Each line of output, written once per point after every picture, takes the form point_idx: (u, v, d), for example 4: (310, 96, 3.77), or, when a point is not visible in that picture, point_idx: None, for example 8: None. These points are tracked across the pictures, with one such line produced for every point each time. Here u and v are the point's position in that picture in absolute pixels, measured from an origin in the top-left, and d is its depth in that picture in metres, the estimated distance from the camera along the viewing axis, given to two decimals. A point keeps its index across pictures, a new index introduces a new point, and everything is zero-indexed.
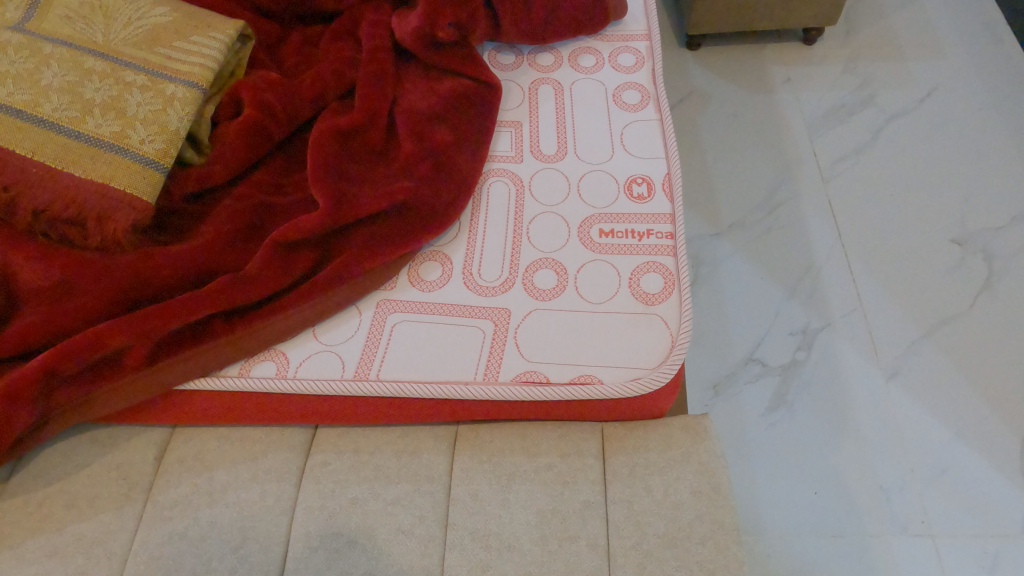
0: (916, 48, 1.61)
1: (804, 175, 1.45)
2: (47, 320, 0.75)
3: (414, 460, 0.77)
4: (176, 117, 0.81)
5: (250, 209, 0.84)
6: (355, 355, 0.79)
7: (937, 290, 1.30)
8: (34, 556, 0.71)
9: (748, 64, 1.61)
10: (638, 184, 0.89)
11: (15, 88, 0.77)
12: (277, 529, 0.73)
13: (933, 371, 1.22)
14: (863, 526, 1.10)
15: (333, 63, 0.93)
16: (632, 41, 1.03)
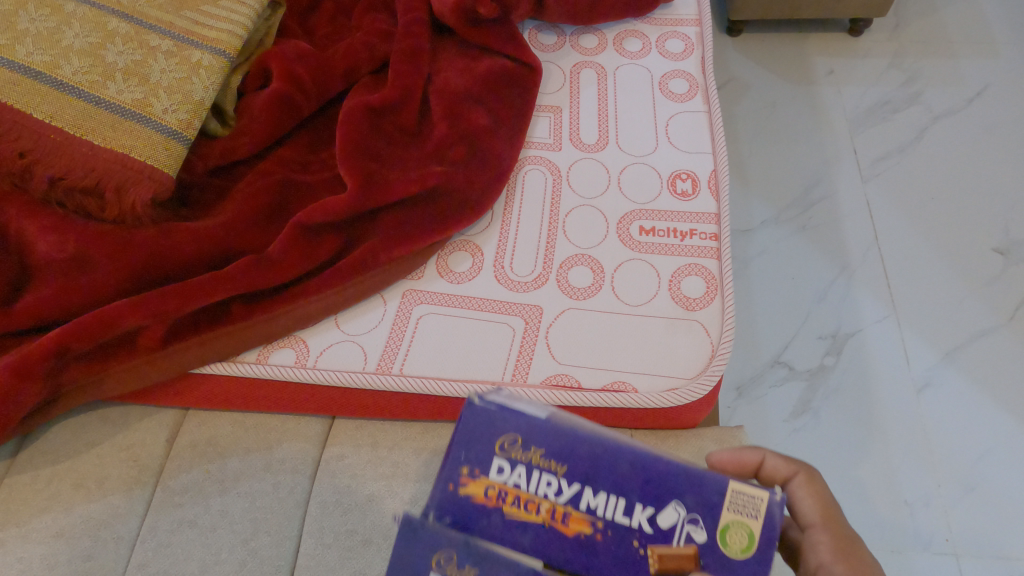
0: (967, 45, 1.53)
1: (842, 173, 1.39)
2: (62, 294, 0.72)
3: (435, 458, 0.74)
4: (200, 86, 0.77)
5: (274, 186, 0.80)
6: (377, 348, 0.76)
7: (976, 300, 1.24)
8: (40, 536, 0.69)
9: (790, 53, 1.55)
10: (681, 180, 0.84)
11: (33, 47, 0.73)
12: (289, 522, 0.70)
13: (969, 385, 1.17)
14: (885, 540, 1.06)
15: (366, 37, 0.89)
16: (681, 26, 0.98)
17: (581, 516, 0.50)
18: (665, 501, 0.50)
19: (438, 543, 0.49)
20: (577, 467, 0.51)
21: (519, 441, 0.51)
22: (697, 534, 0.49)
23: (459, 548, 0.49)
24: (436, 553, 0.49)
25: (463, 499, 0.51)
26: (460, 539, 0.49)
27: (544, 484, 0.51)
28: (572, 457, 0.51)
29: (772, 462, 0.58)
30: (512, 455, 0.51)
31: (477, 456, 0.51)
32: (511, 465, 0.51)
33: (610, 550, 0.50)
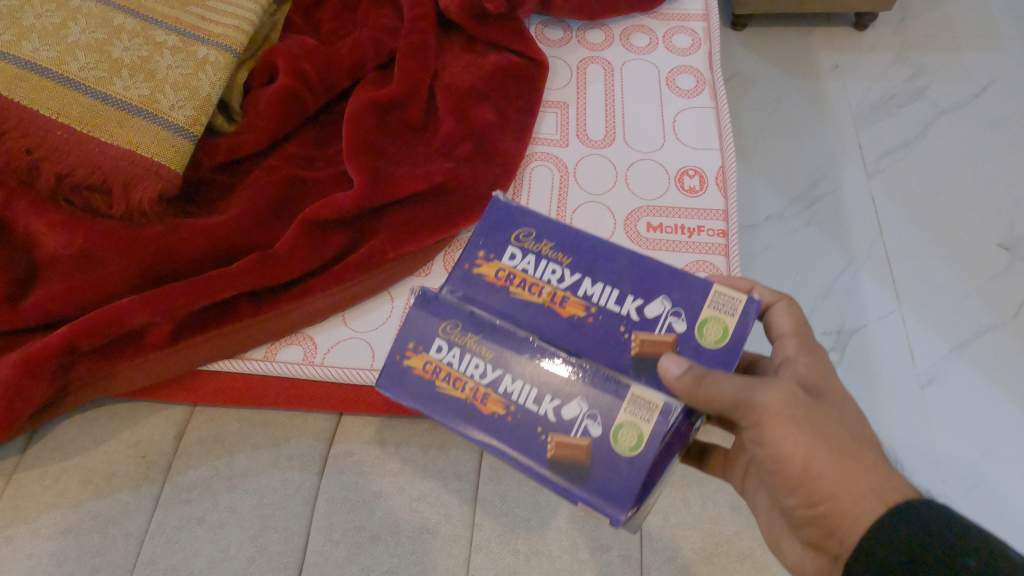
0: (973, 40, 1.52)
1: (847, 168, 1.38)
2: (71, 291, 0.72)
3: (442, 455, 0.74)
4: (207, 82, 0.77)
5: (281, 183, 0.80)
6: (386, 344, 0.75)
7: (980, 296, 1.24)
8: (48, 532, 0.69)
9: (794, 48, 1.54)
10: (689, 176, 0.84)
11: (40, 43, 0.73)
12: (297, 519, 0.70)
13: (972, 381, 1.17)
14: None
15: (373, 32, 0.88)
16: (688, 21, 0.97)
17: (580, 302, 0.52)
18: (654, 294, 0.52)
19: (446, 314, 0.52)
20: (582, 259, 0.54)
21: (533, 234, 0.55)
22: (682, 326, 0.51)
23: (462, 320, 0.52)
24: (443, 322, 0.52)
25: (477, 278, 0.54)
26: (467, 312, 0.52)
27: (550, 271, 0.53)
28: (580, 254, 0.54)
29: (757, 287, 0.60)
30: (525, 246, 0.55)
31: (494, 241, 0.55)
32: (523, 252, 0.54)
33: (598, 332, 0.51)
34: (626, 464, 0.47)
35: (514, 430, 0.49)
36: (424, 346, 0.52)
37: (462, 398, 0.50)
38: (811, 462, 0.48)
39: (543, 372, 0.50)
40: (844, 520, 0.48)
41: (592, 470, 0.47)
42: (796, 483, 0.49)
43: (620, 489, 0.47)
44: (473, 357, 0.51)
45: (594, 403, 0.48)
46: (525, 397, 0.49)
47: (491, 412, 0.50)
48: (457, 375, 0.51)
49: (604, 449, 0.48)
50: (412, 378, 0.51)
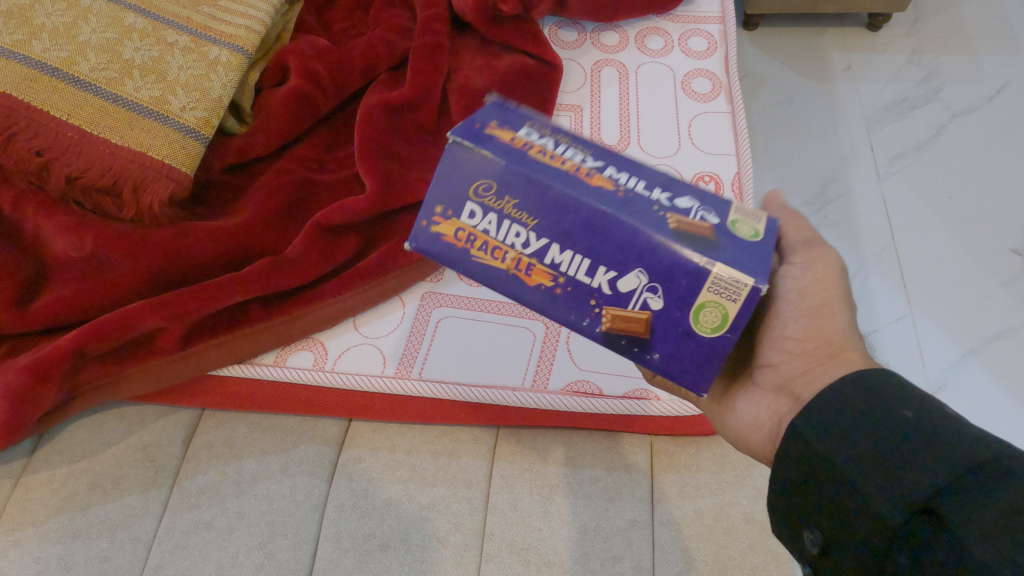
0: (986, 42, 1.50)
1: (858, 170, 1.36)
2: (81, 293, 0.72)
3: (452, 463, 0.73)
4: (218, 83, 0.76)
5: (293, 185, 0.80)
6: (397, 351, 0.76)
7: (991, 302, 1.20)
8: (57, 536, 0.69)
9: (805, 48, 1.52)
10: (705, 182, 0.82)
11: (51, 43, 0.72)
12: (306, 526, 0.69)
13: (984, 387, 1.13)
14: None
15: (385, 33, 0.88)
16: (704, 24, 0.96)
17: None
18: None
19: (530, 121, 0.49)
20: None
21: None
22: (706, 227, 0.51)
23: (542, 127, 0.48)
24: (528, 124, 0.48)
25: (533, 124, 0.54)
26: (548, 126, 0.48)
27: None
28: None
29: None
30: None
31: None
32: None
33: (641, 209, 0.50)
34: (754, 244, 0.42)
35: (629, 202, 0.42)
36: (512, 127, 0.46)
37: (565, 170, 0.44)
38: (828, 303, 0.51)
39: (645, 174, 0.45)
40: (828, 354, 0.49)
41: (720, 242, 0.42)
42: (808, 310, 0.50)
43: (756, 260, 0.41)
44: (570, 151, 0.46)
45: (704, 202, 0.44)
46: (635, 180, 0.44)
47: (598, 186, 0.43)
48: (555, 156, 0.45)
49: (725, 233, 0.42)
50: (496, 141, 0.45)
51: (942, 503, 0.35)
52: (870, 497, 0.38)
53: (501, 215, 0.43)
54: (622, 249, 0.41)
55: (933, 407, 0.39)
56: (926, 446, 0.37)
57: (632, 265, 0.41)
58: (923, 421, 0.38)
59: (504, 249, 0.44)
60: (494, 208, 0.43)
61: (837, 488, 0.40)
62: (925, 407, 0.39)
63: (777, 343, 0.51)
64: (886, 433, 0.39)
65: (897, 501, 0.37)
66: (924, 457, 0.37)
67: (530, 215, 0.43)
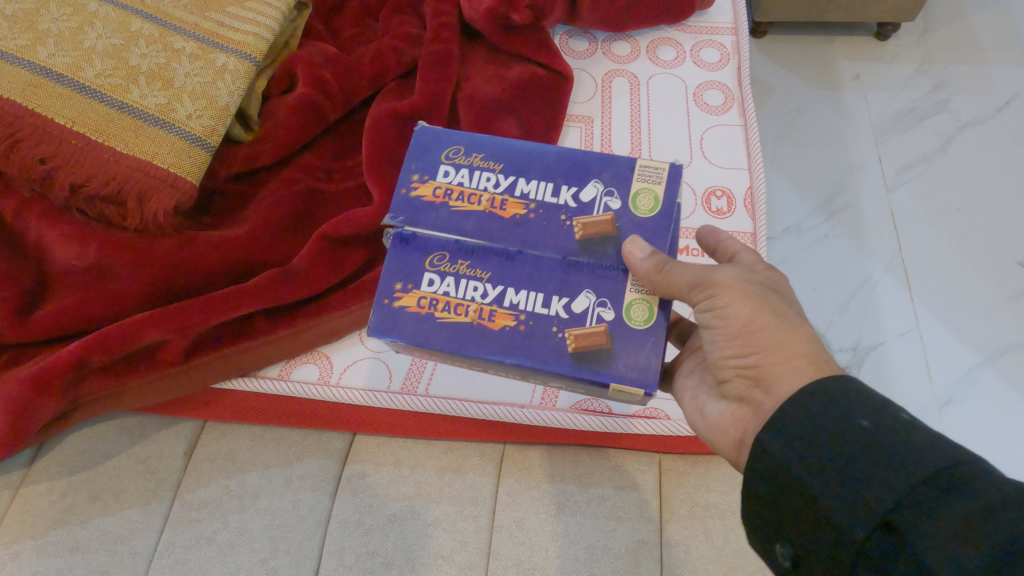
0: (996, 52, 1.44)
1: (866, 182, 1.30)
2: (84, 303, 0.71)
3: (458, 479, 0.72)
4: (225, 91, 0.75)
5: (300, 195, 0.79)
6: (403, 366, 0.75)
7: (998, 316, 1.14)
8: (55, 549, 0.67)
9: (812, 56, 1.46)
10: (716, 198, 0.82)
11: (56, 48, 0.71)
12: (309, 542, 0.68)
13: (994, 402, 1.07)
14: None
15: (394, 40, 0.87)
16: (716, 35, 0.96)
17: (518, 201, 0.56)
18: (585, 180, 0.56)
19: (431, 248, 0.55)
20: (512, 163, 0.58)
21: (461, 150, 0.59)
22: (616, 204, 0.55)
23: (454, 220, 0.56)
24: (429, 257, 0.55)
25: (414, 199, 0.57)
26: (451, 241, 0.55)
27: (485, 179, 0.57)
28: (512, 159, 0.58)
29: (647, 254, 0.51)
30: (456, 162, 0.58)
31: (425, 164, 0.58)
32: (456, 168, 0.58)
33: (540, 224, 0.55)
34: (641, 338, 0.52)
35: (531, 333, 0.52)
36: (414, 283, 0.54)
37: (467, 320, 0.53)
38: (753, 319, 0.48)
39: (543, 278, 0.53)
40: (768, 372, 0.47)
41: (614, 349, 0.51)
42: (732, 335, 0.49)
43: (641, 363, 0.51)
44: (469, 281, 0.54)
45: (600, 292, 0.53)
46: (529, 292, 0.53)
47: (501, 325, 0.52)
48: (456, 302, 0.53)
49: (620, 333, 0.52)
50: (405, 319, 0.53)
51: (903, 511, 0.37)
52: (836, 509, 0.40)
53: (440, 355, 0.56)
54: (538, 372, 0.53)
55: (890, 414, 0.41)
56: (886, 454, 0.39)
57: (544, 377, 0.54)
58: (884, 429, 0.40)
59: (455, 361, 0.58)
60: (432, 357, 0.56)
61: (804, 500, 0.41)
62: (882, 415, 0.41)
63: (722, 365, 0.51)
64: (846, 444, 0.41)
65: (859, 514, 0.39)
66: (888, 466, 0.39)
67: (458, 361, 0.55)
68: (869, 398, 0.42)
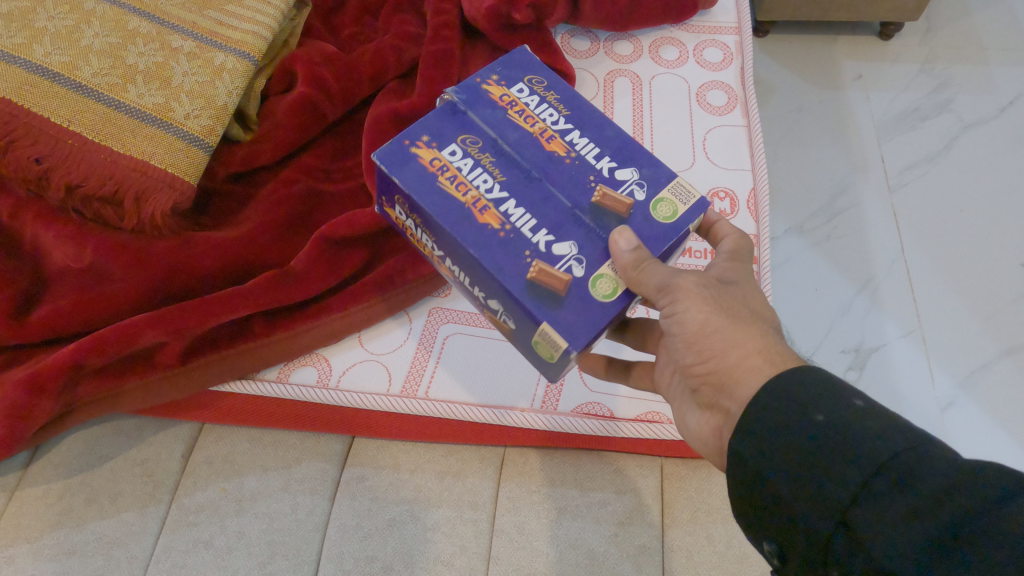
0: (1000, 52, 1.43)
1: (869, 182, 1.29)
2: (80, 304, 0.70)
3: (458, 483, 0.71)
4: (223, 90, 0.74)
5: (299, 195, 0.78)
6: (402, 369, 0.74)
7: (1002, 318, 1.13)
8: (51, 553, 0.67)
9: (816, 56, 1.45)
10: (719, 199, 0.81)
11: (52, 47, 0.70)
12: (307, 547, 0.67)
13: (997, 404, 1.07)
14: None
15: (394, 39, 0.86)
16: (719, 35, 0.95)
17: (564, 144, 0.56)
18: (627, 162, 0.56)
19: (471, 130, 0.55)
20: (577, 115, 0.58)
21: (544, 83, 0.59)
22: (642, 195, 0.54)
23: (503, 124, 0.56)
24: (465, 134, 0.55)
25: (482, 90, 0.58)
26: (490, 137, 0.55)
27: (548, 113, 0.57)
28: (579, 108, 0.58)
29: (632, 247, 0.49)
30: (534, 88, 0.59)
31: (509, 72, 0.59)
32: (530, 92, 0.58)
33: (570, 172, 0.54)
34: (596, 305, 0.50)
35: (505, 243, 0.51)
36: (439, 144, 0.54)
37: (460, 200, 0.52)
38: (707, 323, 0.48)
39: (548, 208, 0.53)
40: (728, 377, 0.48)
41: (570, 296, 0.50)
42: (691, 341, 0.49)
43: (586, 320, 0.49)
44: (483, 173, 0.53)
45: (583, 249, 0.51)
46: (525, 215, 0.52)
47: (485, 222, 0.51)
48: (463, 180, 0.53)
49: (580, 289, 0.50)
50: (416, 163, 0.53)
51: (866, 507, 0.37)
52: (806, 512, 0.39)
53: (417, 223, 0.57)
54: (489, 283, 0.52)
55: (846, 407, 0.41)
56: (841, 450, 0.39)
57: (494, 296, 0.53)
58: (839, 425, 0.40)
59: (423, 243, 0.59)
60: (411, 216, 0.57)
61: (777, 503, 0.41)
62: (835, 409, 0.41)
63: (688, 373, 0.51)
64: (802, 441, 0.41)
65: (825, 514, 0.38)
66: (842, 462, 0.39)
67: (431, 232, 0.55)
68: (825, 391, 0.42)
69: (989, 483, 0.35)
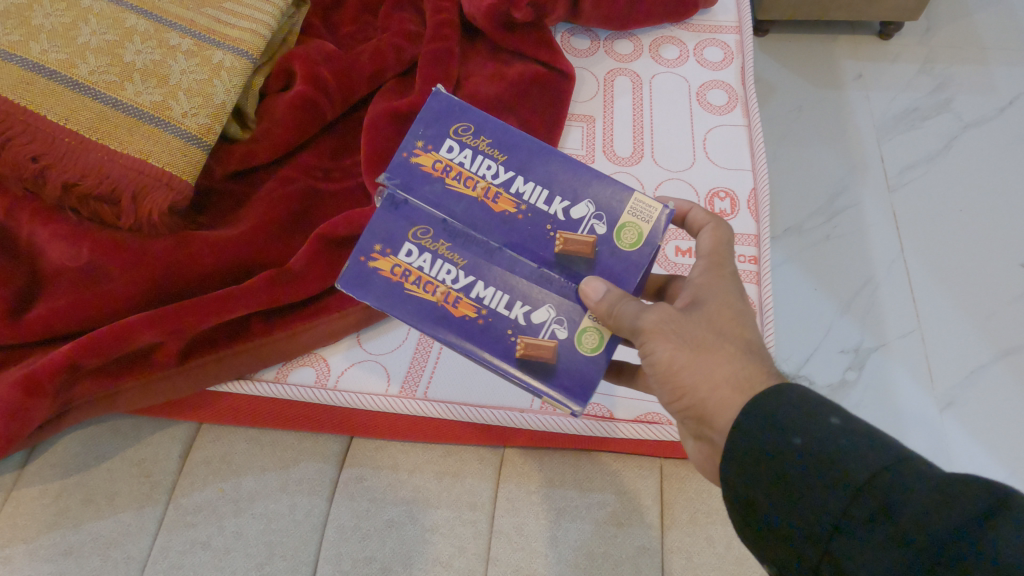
0: (1000, 52, 1.42)
1: (869, 182, 1.29)
2: (77, 304, 0.70)
3: (457, 484, 0.70)
4: (222, 89, 0.74)
5: (297, 194, 0.78)
6: (401, 369, 0.74)
7: (1000, 318, 1.13)
8: (48, 553, 0.66)
9: (816, 56, 1.44)
10: (720, 199, 0.81)
11: (49, 44, 0.70)
12: (305, 548, 0.67)
13: (996, 405, 1.06)
14: None
15: (394, 38, 0.85)
16: (720, 34, 0.94)
17: (511, 199, 0.53)
18: (579, 196, 0.53)
19: (417, 219, 0.53)
20: (516, 157, 0.55)
21: (472, 129, 0.55)
22: (602, 231, 0.53)
23: (444, 201, 0.53)
24: (414, 227, 0.53)
25: (413, 166, 0.54)
26: (438, 218, 0.53)
27: (485, 167, 0.54)
28: (515, 150, 0.55)
29: (602, 295, 0.49)
30: (462, 140, 0.55)
31: (433, 134, 0.55)
32: (461, 147, 0.55)
33: (526, 228, 0.53)
34: (586, 364, 0.51)
35: (485, 331, 0.51)
36: (393, 248, 0.53)
37: (433, 300, 0.52)
38: (675, 360, 0.48)
39: (516, 279, 0.52)
40: (706, 409, 0.47)
41: (558, 365, 0.51)
42: (664, 378, 0.49)
43: (581, 381, 0.51)
44: (444, 263, 0.52)
45: (561, 310, 0.52)
46: (494, 290, 0.52)
47: (461, 315, 0.52)
48: (428, 279, 0.52)
49: (567, 352, 0.52)
50: (378, 278, 0.52)
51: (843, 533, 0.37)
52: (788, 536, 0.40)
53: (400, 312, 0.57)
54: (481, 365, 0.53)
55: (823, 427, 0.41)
56: (816, 477, 0.39)
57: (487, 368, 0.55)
58: (821, 446, 0.40)
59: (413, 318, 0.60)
60: None
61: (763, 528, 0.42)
62: (814, 431, 0.41)
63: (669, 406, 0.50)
64: (784, 464, 0.41)
65: (805, 537, 0.39)
66: (826, 484, 0.39)
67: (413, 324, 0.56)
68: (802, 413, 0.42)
69: (970, 499, 0.35)
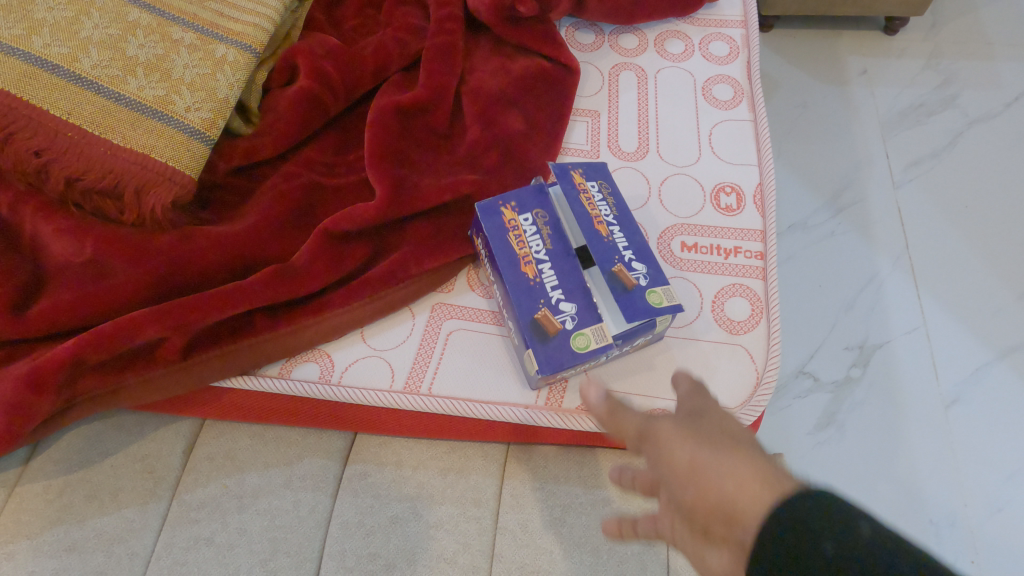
0: (1006, 47, 1.41)
1: (874, 177, 1.28)
2: (80, 299, 0.69)
3: (461, 480, 0.70)
4: (225, 83, 0.73)
5: (301, 189, 0.78)
6: (406, 364, 0.74)
7: (1007, 315, 1.13)
8: (51, 549, 0.66)
9: (821, 51, 1.43)
10: (726, 194, 0.81)
11: (52, 39, 0.69)
12: (309, 544, 0.67)
13: (1002, 402, 1.06)
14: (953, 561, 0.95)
15: (398, 32, 0.85)
16: (725, 28, 0.94)
17: (607, 230, 0.68)
18: (645, 260, 0.67)
19: (544, 209, 0.70)
20: (625, 216, 0.70)
21: (610, 189, 0.73)
22: (642, 272, 0.66)
23: (568, 202, 0.69)
24: (539, 209, 0.70)
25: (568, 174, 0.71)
26: (554, 220, 0.70)
27: (606, 208, 0.70)
28: (627, 217, 0.71)
29: (603, 396, 0.51)
30: (602, 185, 0.72)
31: (590, 169, 0.74)
32: (600, 189, 0.72)
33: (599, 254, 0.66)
34: (567, 354, 0.64)
35: (528, 290, 0.66)
36: (519, 209, 0.70)
37: (515, 250, 0.68)
38: (694, 459, 0.41)
39: (572, 276, 0.67)
40: (731, 506, 0.37)
41: (550, 338, 0.64)
42: (684, 479, 0.40)
43: (552, 355, 0.63)
44: (538, 241, 0.68)
45: (579, 313, 0.65)
46: (552, 279, 0.66)
47: (524, 271, 0.67)
48: (520, 237, 0.68)
49: (564, 337, 0.64)
50: (499, 215, 0.70)
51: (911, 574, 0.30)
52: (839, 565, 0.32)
53: (484, 254, 0.74)
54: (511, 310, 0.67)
55: None
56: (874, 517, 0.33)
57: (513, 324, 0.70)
58: None
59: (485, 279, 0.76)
60: (483, 253, 0.74)
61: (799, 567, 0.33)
62: None
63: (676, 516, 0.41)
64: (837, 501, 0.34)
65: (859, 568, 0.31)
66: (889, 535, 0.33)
67: (491, 270, 0.73)
68: None
69: None
